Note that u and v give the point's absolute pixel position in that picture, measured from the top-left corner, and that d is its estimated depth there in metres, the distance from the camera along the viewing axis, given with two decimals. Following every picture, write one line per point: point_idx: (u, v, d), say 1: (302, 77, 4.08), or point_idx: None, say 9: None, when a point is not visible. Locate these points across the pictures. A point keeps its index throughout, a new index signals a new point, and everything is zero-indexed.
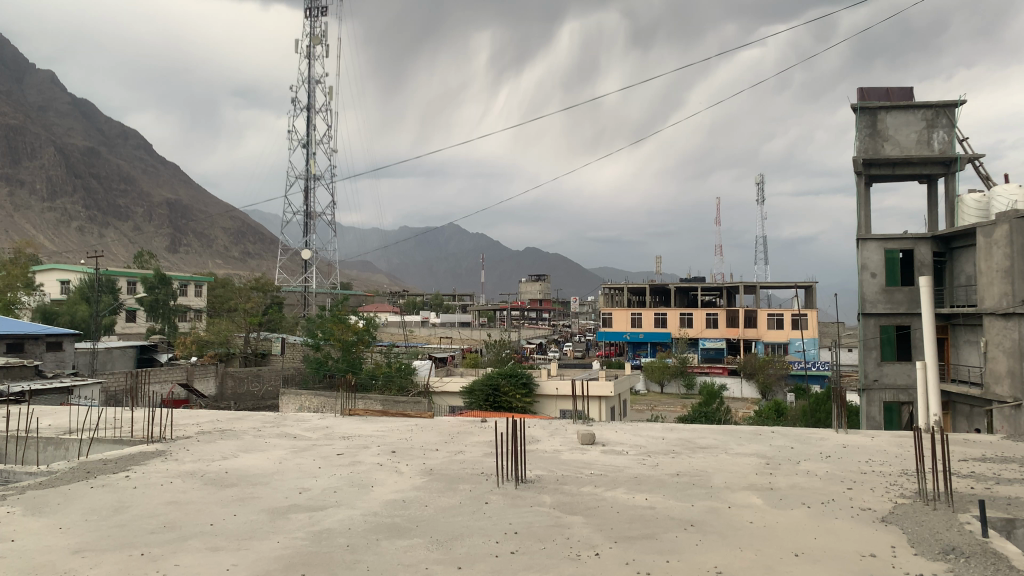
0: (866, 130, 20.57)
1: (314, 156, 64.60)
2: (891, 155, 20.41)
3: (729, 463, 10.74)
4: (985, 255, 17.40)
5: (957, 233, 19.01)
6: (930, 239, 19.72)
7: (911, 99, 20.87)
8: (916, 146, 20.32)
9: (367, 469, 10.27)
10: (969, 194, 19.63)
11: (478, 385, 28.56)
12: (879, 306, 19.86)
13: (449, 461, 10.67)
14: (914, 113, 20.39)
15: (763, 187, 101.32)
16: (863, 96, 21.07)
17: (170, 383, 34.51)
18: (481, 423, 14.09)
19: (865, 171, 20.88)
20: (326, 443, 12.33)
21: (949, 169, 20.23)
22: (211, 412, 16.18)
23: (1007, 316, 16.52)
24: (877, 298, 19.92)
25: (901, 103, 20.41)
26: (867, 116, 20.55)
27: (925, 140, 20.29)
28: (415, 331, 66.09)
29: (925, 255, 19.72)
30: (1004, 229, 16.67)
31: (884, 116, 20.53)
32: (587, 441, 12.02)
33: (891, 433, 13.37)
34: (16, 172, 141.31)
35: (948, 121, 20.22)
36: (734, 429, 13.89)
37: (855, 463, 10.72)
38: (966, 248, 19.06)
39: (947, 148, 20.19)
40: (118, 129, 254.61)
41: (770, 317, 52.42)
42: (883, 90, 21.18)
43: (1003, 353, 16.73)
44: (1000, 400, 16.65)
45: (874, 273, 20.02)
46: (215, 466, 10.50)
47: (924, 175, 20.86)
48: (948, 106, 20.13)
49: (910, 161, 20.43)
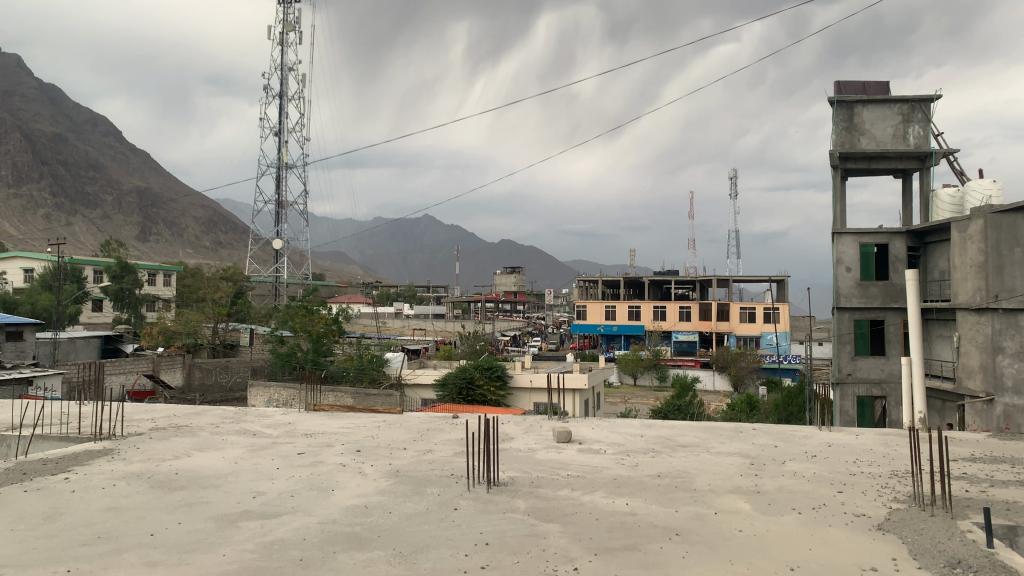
0: (843, 124, 20.19)
1: (286, 145, 63.37)
2: (867, 149, 20.05)
3: (710, 464, 10.22)
4: (960, 250, 17.06)
5: (933, 227, 18.68)
6: (905, 234, 19.40)
7: (887, 93, 20.50)
8: (892, 141, 19.98)
9: (329, 470, 9.61)
10: (943, 188, 19.32)
11: (451, 378, 27.87)
12: (853, 300, 19.53)
13: (416, 461, 10.04)
14: (890, 107, 20.04)
15: (735, 181, 101.50)
16: (840, 90, 20.64)
17: (134, 374, 33.46)
18: (451, 420, 13.46)
19: (841, 165, 20.51)
20: (286, 441, 11.62)
21: (924, 165, 19.92)
22: (168, 406, 15.36)
23: (980, 312, 16.20)
24: (851, 292, 19.57)
25: (878, 97, 20.03)
26: (844, 110, 20.17)
27: (901, 135, 19.97)
28: (387, 323, 65.18)
29: (900, 250, 19.40)
30: (979, 225, 16.30)
31: (860, 110, 20.17)
32: (562, 440, 11.46)
33: (875, 431, 12.97)
34: None
35: (923, 116, 19.89)
36: (714, 426, 13.40)
37: (843, 463, 10.24)
38: (941, 242, 18.76)
39: (922, 143, 19.87)
40: (86, 114, 249.09)
41: (742, 311, 52.35)
42: (859, 83, 20.65)
43: (976, 348, 16.42)
44: (973, 394, 16.35)
45: (848, 268, 19.65)
46: (165, 466, 9.76)
47: (900, 170, 20.53)
48: (924, 100, 19.80)
49: (885, 155, 20.07)
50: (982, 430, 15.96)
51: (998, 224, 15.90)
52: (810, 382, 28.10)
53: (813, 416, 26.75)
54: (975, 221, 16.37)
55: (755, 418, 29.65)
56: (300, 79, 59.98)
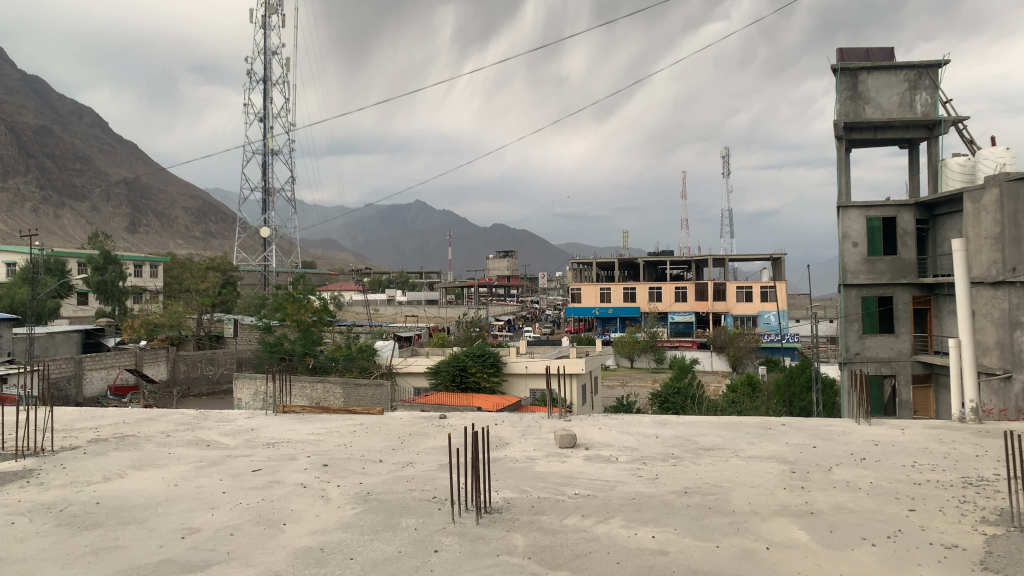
0: (846, 92, 18.45)
1: (272, 131, 61.49)
2: (872, 119, 18.29)
3: (743, 472, 8.60)
4: (972, 221, 15.33)
5: (942, 200, 16.97)
6: (914, 206, 17.68)
7: (893, 59, 18.74)
8: (897, 109, 18.25)
9: (284, 495, 7.90)
10: (952, 157, 17.62)
11: (443, 365, 26.03)
12: (860, 277, 17.83)
13: (392, 480, 8.34)
14: (896, 74, 18.30)
15: (727, 160, 100.14)
16: (842, 56, 18.87)
17: (116, 368, 31.54)
18: (437, 422, 11.81)
19: (845, 137, 18.73)
20: (243, 454, 9.93)
21: (932, 134, 18.18)
22: (122, 410, 13.65)
23: (996, 286, 14.56)
24: (858, 268, 17.86)
25: (883, 63, 18.30)
26: (847, 78, 18.43)
27: (907, 103, 18.24)
28: (380, 310, 63.36)
29: (908, 223, 17.70)
30: (993, 194, 14.58)
31: (865, 77, 18.43)
32: (566, 444, 9.79)
33: (920, 423, 11.36)
34: None
35: (931, 82, 18.15)
36: (737, 421, 11.76)
37: (900, 469, 8.58)
38: (951, 215, 17.05)
39: (930, 111, 18.13)
40: (72, 106, 245.24)
41: (739, 290, 50.63)
42: (863, 50, 18.87)
43: (992, 324, 14.76)
44: (989, 372, 14.73)
45: (855, 243, 17.93)
46: (86, 493, 8.02)
47: (906, 140, 18.80)
48: (931, 66, 18.07)
49: (891, 125, 18.34)
50: (999, 411, 14.32)
51: (1016, 193, 14.21)
52: (816, 362, 26.42)
53: (820, 398, 25.12)
54: (990, 190, 14.62)
55: (758, 403, 28.04)
56: (284, 62, 58.01)
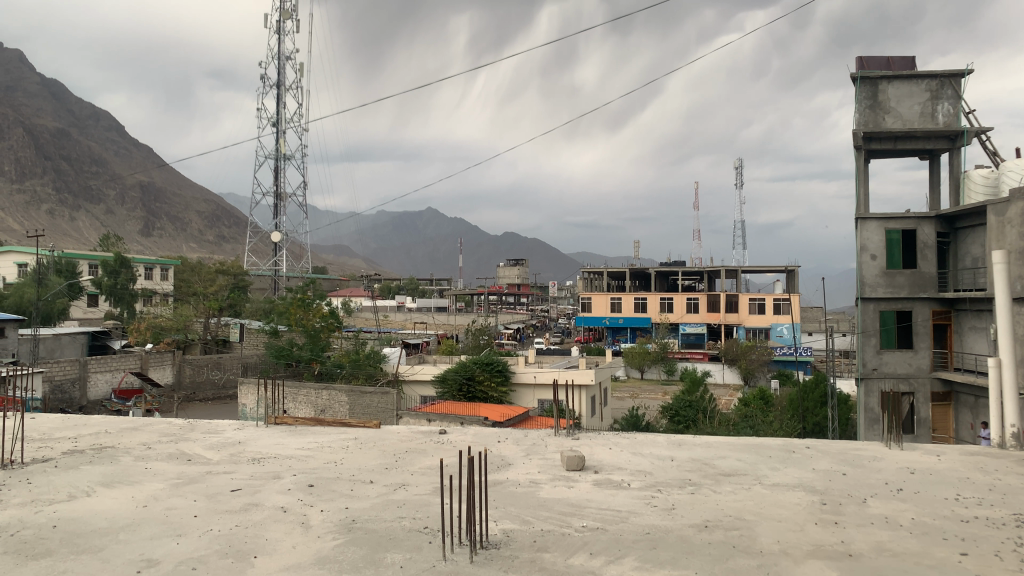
0: (866, 101, 17.58)
1: (285, 136, 61.11)
2: (893, 129, 17.44)
3: (770, 503, 7.79)
4: (997, 236, 14.49)
5: (964, 212, 16.08)
6: (935, 218, 16.79)
7: (915, 67, 17.88)
8: (919, 119, 17.40)
9: (261, 520, 7.15)
10: (975, 169, 16.83)
11: (450, 373, 25.20)
12: (879, 290, 16.94)
13: (381, 504, 7.59)
14: (917, 83, 17.44)
15: (741, 171, 99.35)
16: (861, 64, 18.03)
17: (121, 371, 30.86)
18: (436, 439, 11.07)
19: (864, 147, 17.88)
20: (224, 471, 9.19)
21: (955, 146, 17.31)
22: (107, 419, 12.91)
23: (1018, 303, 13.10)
24: (877, 281, 16.97)
25: (904, 72, 17.46)
26: (867, 86, 17.57)
27: (929, 113, 17.37)
28: (388, 317, 62.65)
29: (929, 236, 16.79)
30: (1020, 207, 13.72)
31: (885, 86, 17.57)
32: (574, 467, 8.99)
33: (957, 449, 10.51)
34: None
35: (955, 91, 17.27)
36: (758, 444, 10.94)
37: (943, 503, 7.74)
38: (973, 229, 16.17)
39: (952, 121, 17.26)
40: (89, 110, 246.54)
41: (751, 301, 49.58)
42: (883, 58, 18.01)
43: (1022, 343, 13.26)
44: None
45: (874, 256, 17.04)
46: (44, 515, 7.29)
47: (927, 151, 17.93)
48: (954, 75, 17.21)
49: (912, 136, 17.49)
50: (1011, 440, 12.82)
51: None
52: (832, 376, 25.46)
53: (835, 415, 24.20)
54: (1015, 203, 13.80)
55: (773, 417, 27.07)
56: (298, 67, 57.62)
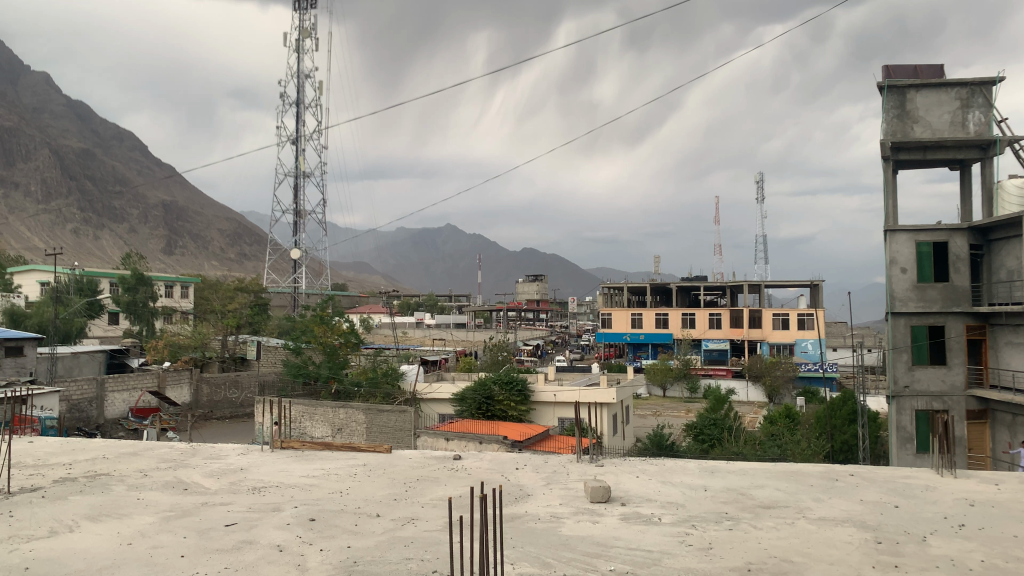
0: (893, 111, 16.78)
1: (304, 153, 61.06)
2: (922, 138, 16.59)
3: (818, 542, 6.99)
4: None
5: (998, 223, 15.21)
6: (968, 230, 15.90)
7: (943, 75, 17.08)
8: (949, 128, 16.54)
9: (253, 562, 6.45)
10: (1009, 179, 15.95)
11: (468, 392, 24.42)
12: (909, 305, 16.05)
13: (386, 543, 6.88)
14: (946, 91, 16.63)
15: (762, 185, 98.48)
16: (887, 72, 17.27)
17: (138, 390, 30.35)
18: (448, 466, 10.31)
19: (891, 158, 17.02)
20: (220, 503, 8.52)
21: (987, 155, 16.44)
22: (105, 445, 12.24)
23: None
24: (907, 295, 16.09)
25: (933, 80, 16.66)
26: (893, 95, 16.80)
27: (960, 122, 16.51)
28: (407, 334, 61.95)
29: (961, 248, 15.89)
30: None
31: (913, 96, 16.78)
32: (598, 498, 8.26)
33: (1016, 477, 9.62)
34: (10, 174, 137.06)
35: (986, 99, 16.43)
36: (797, 471, 10.10)
37: (1013, 542, 6.91)
38: (1007, 240, 15.29)
39: (984, 130, 16.40)
40: (114, 131, 249.80)
41: (775, 317, 48.51)
42: (910, 66, 17.23)
43: None
44: None
45: (904, 269, 16.17)
46: (18, 555, 6.64)
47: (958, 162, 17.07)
48: (985, 82, 16.39)
49: (942, 145, 16.64)
50: None
51: None
52: (862, 393, 24.33)
53: (867, 434, 23.05)
54: None
55: (801, 436, 25.97)
56: (317, 85, 57.70)
